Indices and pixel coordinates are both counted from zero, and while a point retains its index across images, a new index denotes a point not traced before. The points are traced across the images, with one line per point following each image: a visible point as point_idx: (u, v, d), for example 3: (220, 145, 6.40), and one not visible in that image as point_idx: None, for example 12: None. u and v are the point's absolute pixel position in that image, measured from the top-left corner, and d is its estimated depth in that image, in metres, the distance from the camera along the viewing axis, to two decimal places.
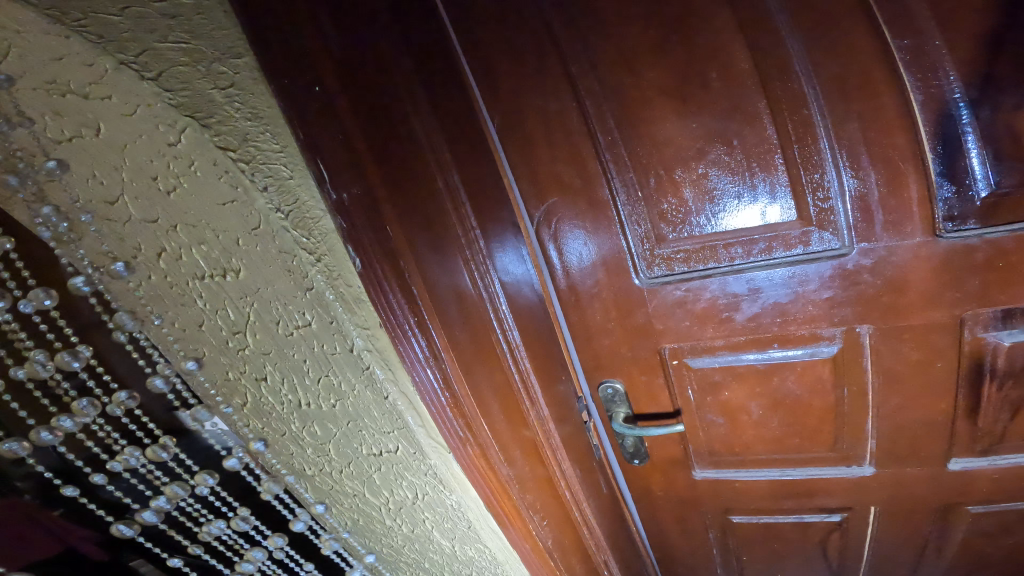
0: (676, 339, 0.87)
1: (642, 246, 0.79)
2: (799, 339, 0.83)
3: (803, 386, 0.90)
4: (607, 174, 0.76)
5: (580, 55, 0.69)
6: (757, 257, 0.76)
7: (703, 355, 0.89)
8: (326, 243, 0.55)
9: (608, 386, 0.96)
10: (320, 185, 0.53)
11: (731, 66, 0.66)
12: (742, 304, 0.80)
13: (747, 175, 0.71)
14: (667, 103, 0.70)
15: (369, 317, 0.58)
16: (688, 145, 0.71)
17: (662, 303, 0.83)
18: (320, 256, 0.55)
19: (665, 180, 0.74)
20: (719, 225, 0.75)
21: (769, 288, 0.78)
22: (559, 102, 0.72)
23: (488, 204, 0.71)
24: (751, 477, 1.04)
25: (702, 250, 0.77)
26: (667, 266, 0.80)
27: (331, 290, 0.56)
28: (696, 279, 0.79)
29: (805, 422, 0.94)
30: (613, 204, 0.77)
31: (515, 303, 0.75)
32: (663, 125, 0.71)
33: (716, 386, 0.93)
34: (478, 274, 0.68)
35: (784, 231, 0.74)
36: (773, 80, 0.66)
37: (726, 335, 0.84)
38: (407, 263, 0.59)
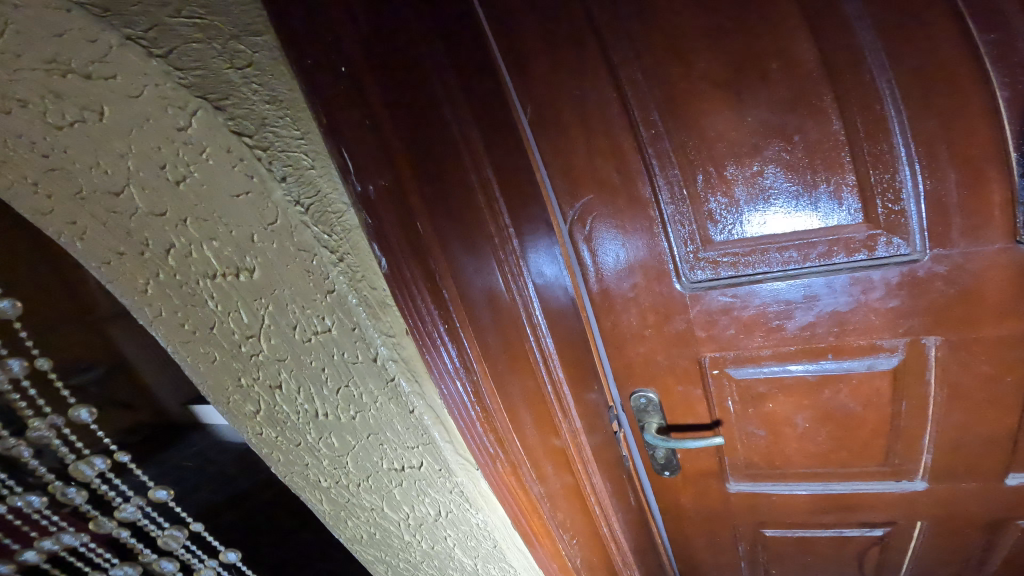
0: (718, 349, 0.80)
1: (686, 249, 0.73)
2: (855, 350, 0.77)
3: (855, 398, 0.83)
4: (651, 171, 0.69)
5: (623, 43, 0.63)
6: (816, 262, 0.70)
7: (746, 365, 0.83)
8: (351, 243, 0.49)
9: (640, 395, 0.90)
10: (346, 178, 0.47)
11: (794, 55, 0.60)
12: (795, 312, 0.74)
13: (809, 173, 0.65)
14: (719, 94, 0.63)
15: (397, 322, 0.52)
16: (742, 141, 0.65)
17: (705, 310, 0.77)
18: (342, 257, 0.49)
19: (714, 178, 0.68)
20: (776, 228, 0.69)
21: (827, 295, 0.72)
22: (598, 92, 0.66)
23: (521, 199, 0.66)
24: (790, 490, 0.98)
25: (753, 253, 0.71)
26: (712, 270, 0.73)
27: (353, 292, 0.50)
28: (745, 284, 0.73)
29: (854, 435, 0.87)
30: (654, 203, 0.71)
31: (548, 307, 0.69)
32: (713, 119, 0.65)
33: (759, 396, 0.87)
34: (510, 276, 0.63)
35: (847, 234, 0.67)
36: (841, 71, 0.60)
37: (774, 344, 0.78)
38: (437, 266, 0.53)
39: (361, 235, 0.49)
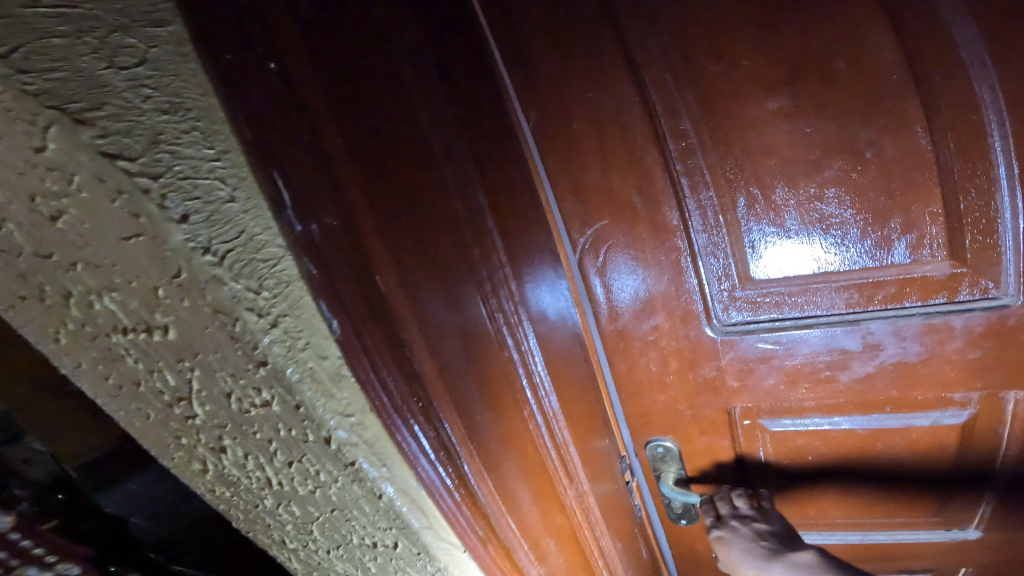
0: (752, 400, 0.67)
1: (720, 287, 0.61)
2: (919, 404, 0.66)
3: (913, 451, 0.71)
4: (679, 194, 0.57)
5: (647, 35, 0.50)
6: (881, 306, 0.58)
7: (784, 417, 0.71)
8: (288, 300, 0.36)
9: (656, 445, 0.75)
10: (280, 213, 0.33)
11: (867, 52, 0.47)
12: (851, 362, 0.62)
13: (880, 200, 0.53)
14: (770, 100, 0.51)
15: (357, 398, 0.39)
16: (797, 156, 0.52)
17: (740, 357, 0.64)
18: (277, 320, 0.36)
19: (759, 202, 0.55)
20: (833, 264, 0.57)
21: (891, 344, 0.60)
22: (616, 95, 0.53)
23: (520, 227, 0.54)
24: (823, 540, 0.83)
25: (803, 294, 0.59)
26: (751, 310, 0.61)
27: (293, 363, 0.38)
28: (791, 328, 0.61)
29: (905, 490, 0.75)
30: (682, 231, 0.58)
31: (552, 357, 0.57)
32: (762, 131, 0.52)
33: (795, 448, 0.74)
34: (504, 320, 0.50)
35: (926, 273, 0.55)
36: (930, 72, 0.47)
37: (822, 397, 0.65)
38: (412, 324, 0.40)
39: (303, 291, 0.35)
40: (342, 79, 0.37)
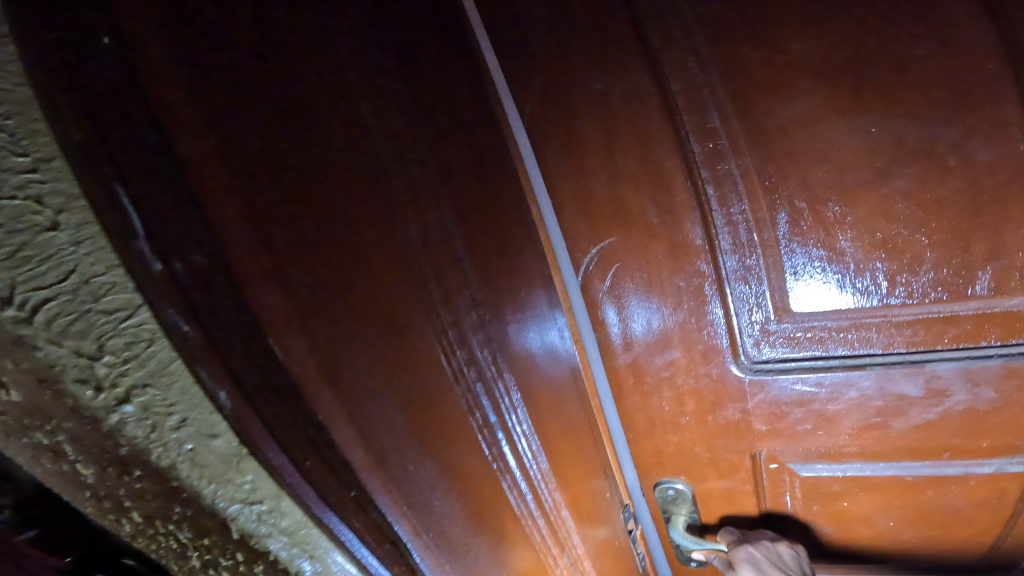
0: (783, 444, 0.57)
1: (751, 319, 0.50)
2: (982, 451, 0.54)
3: (968, 498, 0.61)
4: (705, 208, 0.46)
5: (670, 12, 0.39)
6: (951, 347, 0.47)
7: (819, 462, 0.59)
8: (145, 366, 0.20)
9: (667, 486, 0.64)
10: (124, 245, 0.19)
11: (956, 33, 0.37)
12: (908, 408, 0.51)
13: (962, 219, 0.42)
14: (826, 93, 0.40)
15: (277, 504, 0.23)
16: (857, 164, 0.41)
17: (772, 399, 0.53)
18: (126, 393, 0.20)
19: (806, 218, 0.44)
20: (896, 297, 0.46)
21: (958, 388, 0.49)
22: (632, 89, 0.42)
23: (502, 249, 0.43)
24: None
25: (854, 329, 0.48)
26: (789, 347, 0.50)
27: (159, 450, 0.21)
28: (837, 369, 0.50)
29: (950, 535, 0.66)
30: (706, 252, 0.47)
31: (539, 404, 0.46)
32: (812, 132, 0.41)
33: (829, 494, 0.63)
34: (481, 373, 0.39)
35: (1011, 308, 0.45)
36: None
37: (867, 443, 0.55)
38: (356, 402, 0.27)
39: (172, 352, 0.20)
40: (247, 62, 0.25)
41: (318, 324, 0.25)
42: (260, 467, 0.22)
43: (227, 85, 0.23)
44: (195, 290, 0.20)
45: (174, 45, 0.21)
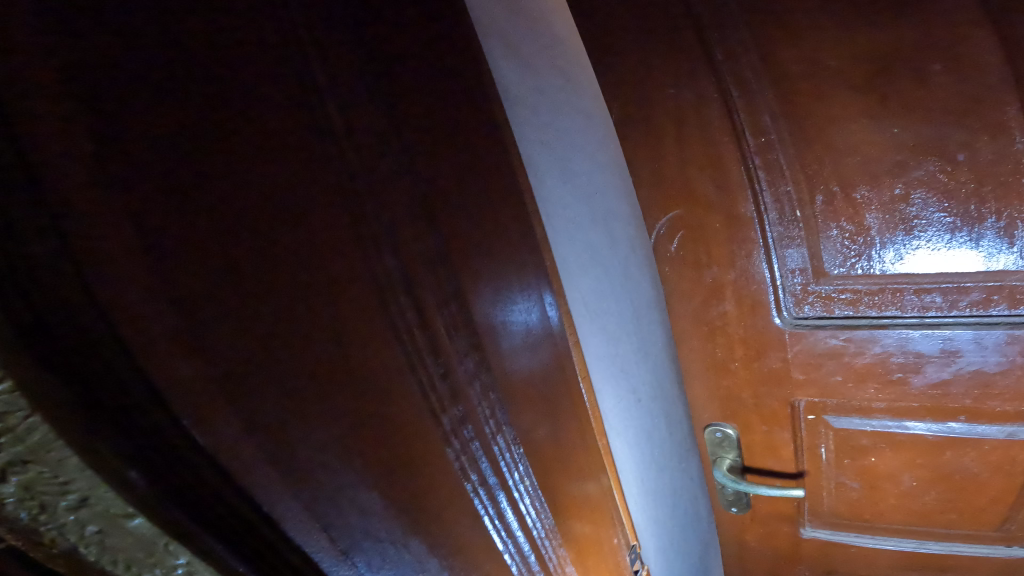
0: (817, 394, 0.67)
1: (793, 280, 0.61)
2: (997, 416, 0.63)
3: (983, 464, 0.69)
4: (756, 186, 0.57)
5: (731, 33, 0.50)
6: (962, 312, 0.57)
7: (849, 416, 0.68)
8: (27, 447, 0.23)
9: (718, 429, 0.76)
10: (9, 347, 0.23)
11: (966, 54, 0.46)
12: (925, 366, 0.61)
13: (971, 204, 0.51)
14: (855, 98, 0.50)
15: (196, 567, 0.29)
16: (881, 157, 0.52)
17: (808, 351, 0.64)
18: (5, 475, 0.23)
19: (842, 197, 0.55)
20: (916, 267, 0.56)
21: (970, 351, 0.58)
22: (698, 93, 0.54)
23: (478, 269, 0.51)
24: (878, 546, 0.81)
25: (880, 293, 0.58)
26: (824, 307, 0.61)
27: (51, 527, 0.25)
28: (864, 327, 0.60)
29: (969, 502, 0.73)
30: (757, 222, 0.59)
31: (516, 403, 0.55)
32: (844, 129, 0.51)
33: (858, 449, 0.72)
34: (483, 432, 0.50)
35: (1014, 283, 0.54)
36: None
37: (891, 398, 0.64)
38: (323, 481, 0.35)
39: (56, 433, 0.24)
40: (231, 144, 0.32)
41: (297, 330, 0.34)
42: (179, 542, 0.28)
43: (194, 196, 0.29)
44: (77, 384, 0.25)
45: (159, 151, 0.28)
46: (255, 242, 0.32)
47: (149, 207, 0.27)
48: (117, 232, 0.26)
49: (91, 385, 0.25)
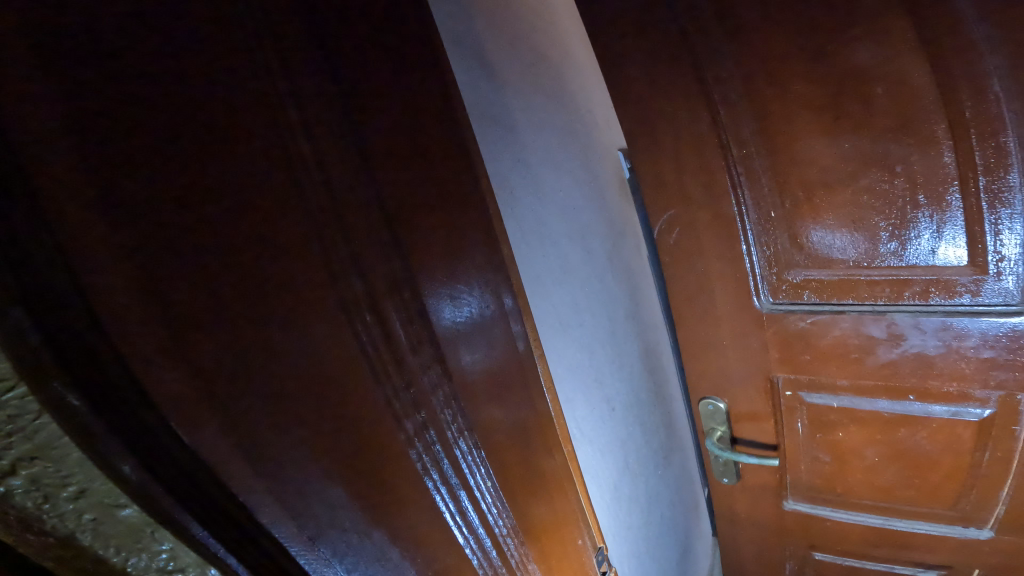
0: (791, 371, 0.78)
1: (767, 269, 0.72)
2: (942, 396, 0.72)
3: (934, 442, 0.77)
4: (738, 190, 0.68)
5: (717, 63, 0.61)
6: (906, 301, 0.67)
7: (820, 393, 0.79)
8: (26, 442, 0.25)
9: (711, 403, 0.86)
10: None
11: (906, 83, 0.55)
12: (877, 347, 0.71)
13: (908, 205, 0.62)
14: (816, 117, 0.60)
15: (178, 552, 0.30)
16: (836, 168, 0.62)
17: (782, 332, 0.75)
18: (13, 467, 0.25)
19: (808, 200, 0.65)
20: (867, 260, 0.66)
21: (914, 335, 0.69)
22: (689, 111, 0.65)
23: (458, 257, 0.54)
24: (848, 519, 0.90)
25: (839, 282, 0.69)
26: (794, 294, 0.72)
27: (50, 517, 0.27)
28: (826, 312, 0.71)
29: (925, 478, 0.80)
30: (740, 220, 0.69)
31: (494, 389, 0.58)
32: (806, 144, 0.62)
33: (830, 424, 0.81)
34: (443, 435, 0.50)
35: (949, 277, 0.64)
36: (958, 100, 0.55)
37: (852, 376, 0.75)
38: (286, 474, 0.36)
39: (58, 429, 0.25)
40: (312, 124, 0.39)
41: (319, 305, 0.38)
42: (164, 528, 0.29)
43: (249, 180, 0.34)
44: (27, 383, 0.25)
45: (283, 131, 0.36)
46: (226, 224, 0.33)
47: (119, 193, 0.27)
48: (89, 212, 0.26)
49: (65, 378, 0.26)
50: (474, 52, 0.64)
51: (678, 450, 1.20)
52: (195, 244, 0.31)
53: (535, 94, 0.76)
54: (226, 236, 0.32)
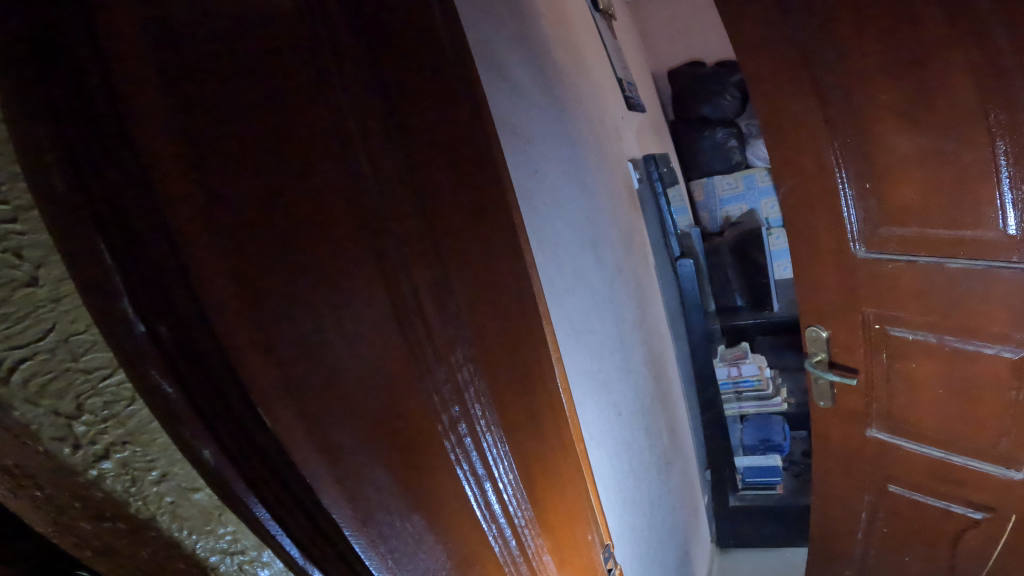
0: (877, 304, 0.73)
1: (852, 215, 0.69)
2: (987, 336, 0.64)
3: (981, 373, 0.67)
4: (840, 160, 0.67)
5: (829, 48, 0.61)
6: (961, 257, 0.62)
7: (903, 330, 0.72)
8: (124, 425, 0.20)
9: (816, 328, 0.81)
10: (108, 307, 0.19)
11: (950, 78, 0.54)
12: (940, 293, 0.66)
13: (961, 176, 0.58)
14: (892, 108, 0.60)
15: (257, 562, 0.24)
16: (904, 146, 0.61)
17: (874, 281, 0.72)
18: (106, 452, 0.20)
19: (892, 177, 0.64)
20: (933, 215, 0.63)
21: (966, 283, 0.63)
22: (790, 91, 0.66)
23: (474, 215, 0.41)
24: (919, 450, 0.79)
25: (914, 231, 0.65)
26: (885, 244, 0.68)
27: (136, 502, 0.21)
28: (903, 261, 0.68)
29: (978, 412, 0.70)
30: (837, 168, 0.67)
31: (533, 369, 0.48)
32: (894, 138, 0.61)
33: (908, 356, 0.73)
34: (474, 426, 0.37)
35: (988, 238, 0.59)
36: (998, 94, 0.53)
37: (919, 315, 0.69)
38: (343, 454, 0.26)
39: (151, 414, 0.20)
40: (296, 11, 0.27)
41: (473, 249, 0.40)
42: (232, 512, 0.23)
43: (431, 136, 0.37)
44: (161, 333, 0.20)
45: (433, 103, 0.38)
46: (416, 169, 0.35)
47: (197, 100, 0.21)
48: (167, 115, 0.20)
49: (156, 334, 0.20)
50: (491, 61, 0.69)
51: (679, 456, 1.23)
52: (243, 164, 0.22)
53: (541, 106, 0.81)
54: (266, 158, 0.23)
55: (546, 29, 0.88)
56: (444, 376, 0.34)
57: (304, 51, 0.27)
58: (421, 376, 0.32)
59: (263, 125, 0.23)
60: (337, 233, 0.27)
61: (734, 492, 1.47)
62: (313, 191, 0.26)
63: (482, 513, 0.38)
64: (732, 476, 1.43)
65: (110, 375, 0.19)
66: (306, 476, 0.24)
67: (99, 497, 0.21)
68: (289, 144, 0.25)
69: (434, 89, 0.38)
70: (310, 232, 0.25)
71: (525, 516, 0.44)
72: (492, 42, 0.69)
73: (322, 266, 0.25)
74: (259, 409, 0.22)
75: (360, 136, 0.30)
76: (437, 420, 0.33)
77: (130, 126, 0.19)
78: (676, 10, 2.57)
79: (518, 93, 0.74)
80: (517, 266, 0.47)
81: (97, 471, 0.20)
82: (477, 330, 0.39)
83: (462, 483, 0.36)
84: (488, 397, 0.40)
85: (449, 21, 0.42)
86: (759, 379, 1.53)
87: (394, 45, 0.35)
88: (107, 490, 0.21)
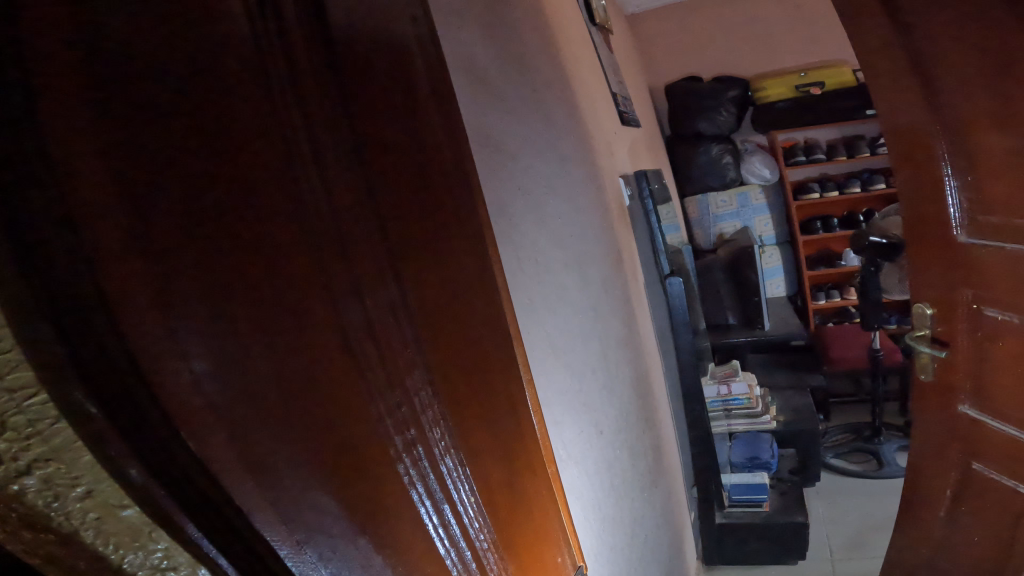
0: (972, 285, 0.79)
1: (952, 211, 0.79)
2: None
3: None
4: (944, 161, 0.77)
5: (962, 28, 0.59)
6: None
7: (997, 308, 0.76)
8: (49, 443, 0.20)
9: (922, 305, 0.87)
10: (32, 327, 0.19)
11: None
12: (999, 291, 0.75)
13: None
14: (992, 116, 0.68)
15: None
16: (998, 150, 0.69)
17: (968, 265, 0.78)
18: (27, 470, 0.20)
19: (984, 173, 0.73)
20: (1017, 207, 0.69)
21: None
22: (906, 92, 0.78)
23: (440, 236, 0.41)
24: (1003, 429, 0.80)
25: (992, 226, 0.73)
26: (982, 232, 0.75)
27: (58, 520, 0.21)
28: (1000, 248, 0.73)
29: None
30: (945, 170, 0.78)
31: (502, 390, 0.48)
32: (986, 136, 0.70)
33: (995, 338, 0.77)
34: (432, 451, 0.37)
35: None
36: None
37: (1008, 303, 0.74)
38: (280, 475, 0.26)
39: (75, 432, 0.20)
40: (251, 35, 0.27)
41: (439, 270, 0.41)
42: (163, 531, 0.22)
43: (396, 159, 0.37)
44: (84, 352, 0.20)
45: (401, 129, 0.38)
46: (377, 193, 0.35)
47: (129, 122, 0.21)
48: (92, 136, 0.20)
49: (79, 352, 0.20)
50: (477, 77, 0.68)
51: (665, 475, 1.22)
52: (179, 185, 0.22)
53: (528, 123, 0.81)
54: (207, 181, 0.23)
55: (537, 47, 0.88)
56: (398, 398, 0.34)
57: (257, 74, 0.27)
58: (371, 399, 0.32)
59: (205, 152, 0.23)
60: (279, 258, 0.27)
61: (719, 509, 1.46)
62: (254, 215, 0.26)
63: (438, 537, 0.37)
64: (717, 493, 1.43)
65: (34, 393, 0.19)
66: (236, 501, 0.24)
67: (18, 515, 0.20)
68: (233, 168, 0.25)
69: (403, 114, 0.39)
70: (249, 257, 0.25)
71: (487, 539, 0.43)
72: (477, 59, 0.69)
73: (263, 289, 0.26)
74: (183, 433, 0.22)
75: (316, 162, 0.30)
76: (389, 443, 0.33)
77: (54, 148, 0.19)
78: (673, 29, 2.60)
79: (504, 109, 0.74)
80: (486, 285, 0.47)
81: (18, 487, 0.20)
82: (437, 353, 0.39)
83: (415, 507, 0.35)
84: (448, 420, 0.39)
85: (420, 43, 0.42)
86: (749, 398, 1.56)
87: (362, 72, 0.35)
88: (27, 505, 0.20)
